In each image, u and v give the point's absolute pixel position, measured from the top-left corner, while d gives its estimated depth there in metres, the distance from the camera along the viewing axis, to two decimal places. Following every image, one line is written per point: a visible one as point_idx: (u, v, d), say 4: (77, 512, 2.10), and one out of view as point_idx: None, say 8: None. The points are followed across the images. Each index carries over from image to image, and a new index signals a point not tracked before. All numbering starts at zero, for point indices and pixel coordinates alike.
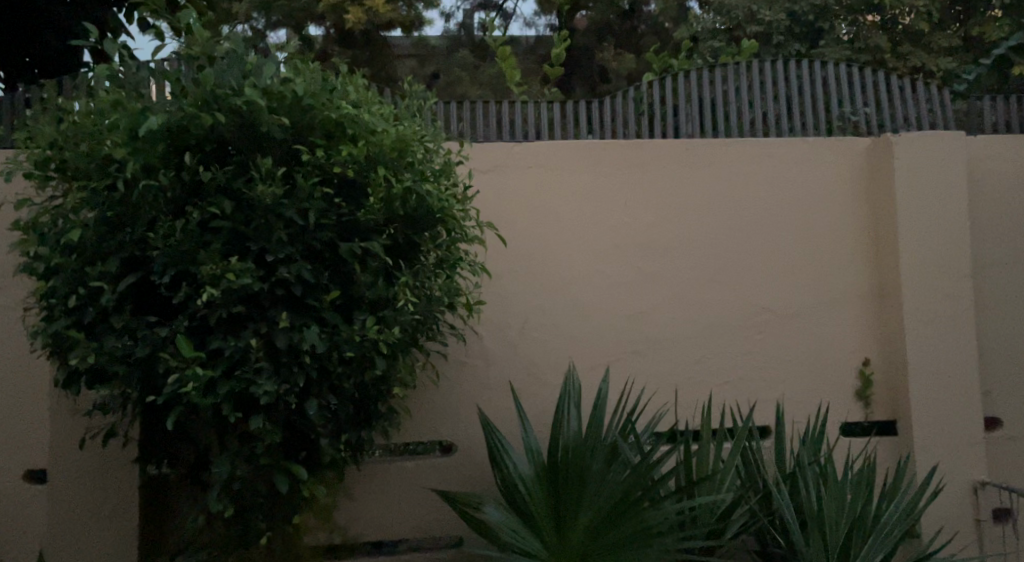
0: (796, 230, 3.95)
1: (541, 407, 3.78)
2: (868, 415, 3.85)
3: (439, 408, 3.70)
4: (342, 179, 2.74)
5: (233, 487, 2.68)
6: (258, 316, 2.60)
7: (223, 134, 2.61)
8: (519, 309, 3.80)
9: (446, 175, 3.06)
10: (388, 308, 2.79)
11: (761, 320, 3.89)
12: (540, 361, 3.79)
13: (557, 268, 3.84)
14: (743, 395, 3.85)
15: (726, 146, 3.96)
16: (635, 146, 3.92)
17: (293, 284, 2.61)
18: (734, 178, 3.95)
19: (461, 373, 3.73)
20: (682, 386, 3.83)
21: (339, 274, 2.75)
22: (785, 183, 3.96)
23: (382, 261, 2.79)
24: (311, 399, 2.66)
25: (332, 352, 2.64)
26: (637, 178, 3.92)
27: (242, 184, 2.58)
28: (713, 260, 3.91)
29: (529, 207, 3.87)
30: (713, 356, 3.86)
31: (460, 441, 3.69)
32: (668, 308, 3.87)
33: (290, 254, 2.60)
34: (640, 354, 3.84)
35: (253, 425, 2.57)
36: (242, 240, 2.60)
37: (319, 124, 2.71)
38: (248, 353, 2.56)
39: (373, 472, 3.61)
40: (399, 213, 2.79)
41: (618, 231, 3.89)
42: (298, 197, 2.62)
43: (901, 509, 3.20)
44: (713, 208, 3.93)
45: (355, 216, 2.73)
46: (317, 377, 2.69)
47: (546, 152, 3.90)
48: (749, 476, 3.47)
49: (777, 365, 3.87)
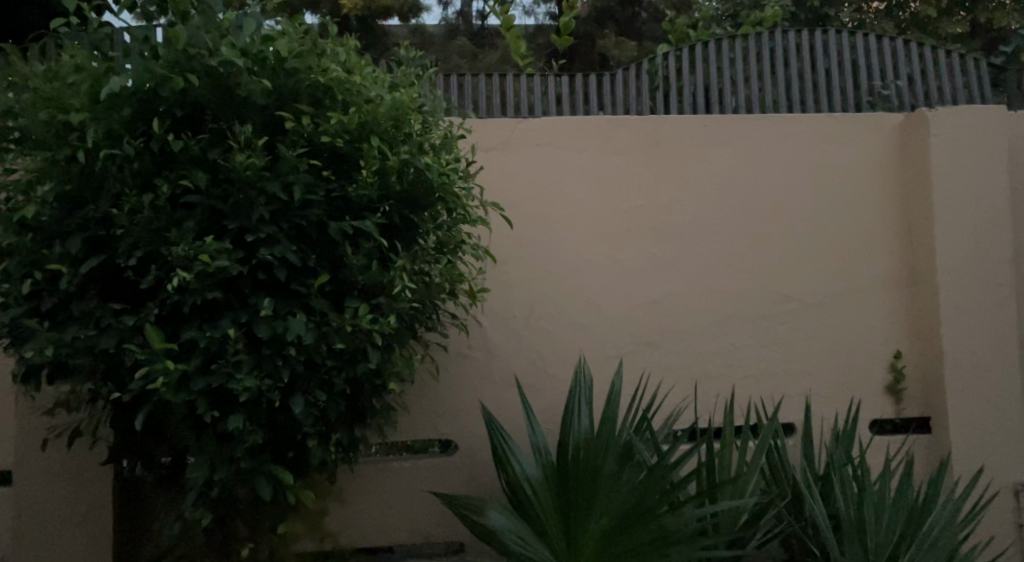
0: (823, 214, 3.67)
1: (549, 403, 3.51)
2: (900, 411, 3.58)
3: (439, 405, 3.43)
4: (332, 151, 2.46)
5: (211, 493, 2.41)
6: (238, 304, 2.33)
7: (197, 100, 2.33)
8: (525, 298, 3.53)
9: (447, 149, 2.78)
10: (383, 295, 2.51)
11: (785, 310, 3.62)
12: (548, 353, 3.52)
13: (565, 254, 3.57)
14: (766, 391, 3.58)
15: (747, 123, 3.68)
16: (649, 123, 3.65)
17: (277, 268, 2.34)
18: (757, 157, 3.68)
19: (463, 366, 3.46)
20: (701, 380, 3.57)
21: (329, 256, 2.47)
22: (810, 163, 3.69)
23: (376, 242, 2.51)
24: (298, 396, 2.39)
25: (321, 343, 2.37)
26: (652, 157, 3.64)
27: (219, 155, 2.30)
28: (733, 245, 3.64)
29: (535, 188, 3.59)
30: (735, 348, 3.59)
31: (462, 440, 3.42)
32: (685, 296, 3.60)
33: (274, 233, 2.33)
34: (655, 346, 3.57)
35: (231, 426, 2.29)
36: (218, 218, 2.33)
37: (305, 89, 2.43)
38: (226, 343, 2.30)
39: (368, 473, 3.35)
40: (395, 189, 2.51)
41: (632, 214, 3.61)
42: (282, 170, 2.34)
43: (944, 515, 2.95)
44: (734, 190, 3.66)
45: (346, 192, 2.45)
46: (304, 372, 2.40)
47: (554, 129, 3.62)
48: (776, 478, 3.22)
49: (803, 357, 3.60)
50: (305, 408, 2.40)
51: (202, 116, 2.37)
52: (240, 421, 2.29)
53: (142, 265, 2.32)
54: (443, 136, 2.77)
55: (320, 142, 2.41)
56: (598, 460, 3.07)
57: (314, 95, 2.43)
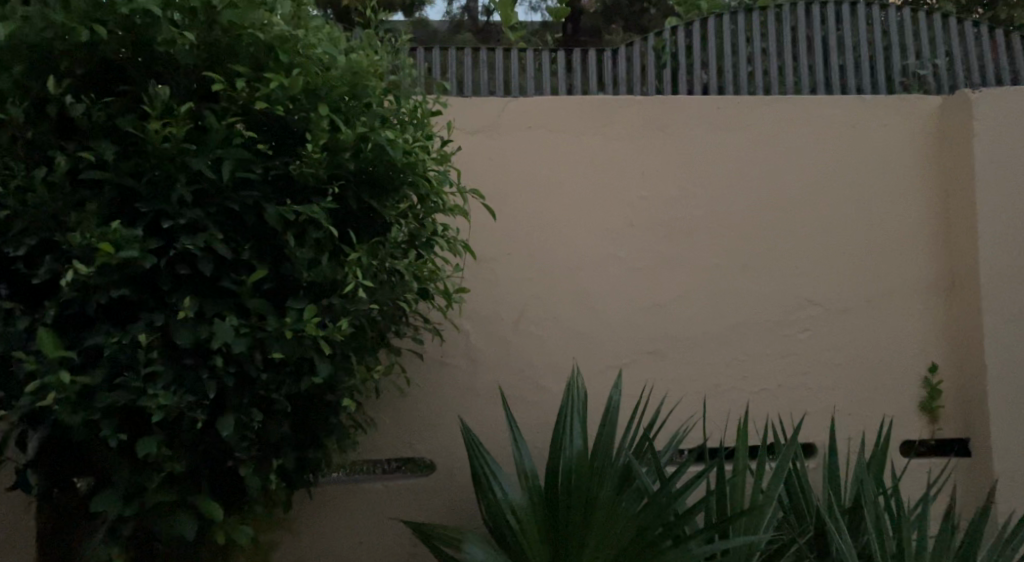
0: (850, 208, 3.26)
1: (538, 419, 3.09)
2: (935, 432, 3.17)
3: (412, 420, 3.02)
4: (274, 121, 2.06)
5: (124, 530, 2.01)
6: (155, 304, 1.94)
7: (107, 57, 1.92)
8: (512, 298, 3.13)
9: (416, 124, 2.37)
10: (334, 295, 2.11)
11: (806, 315, 3.21)
12: (536, 361, 3.11)
13: (558, 250, 3.16)
14: (785, 408, 3.17)
15: (765, 105, 3.27)
16: (655, 104, 3.24)
17: (202, 261, 1.94)
18: (774, 145, 3.27)
19: (441, 377, 3.05)
20: (710, 394, 3.15)
21: (269, 247, 2.08)
22: (836, 151, 3.28)
23: (326, 232, 2.11)
24: (227, 415, 1.98)
25: (255, 351, 1.97)
26: (657, 142, 3.24)
27: (130, 123, 1.90)
28: (748, 243, 3.22)
29: (525, 175, 3.18)
30: (748, 358, 3.17)
31: (439, 460, 3.01)
32: (693, 300, 3.19)
33: (197, 219, 1.93)
34: (659, 355, 3.15)
35: (143, 451, 1.89)
36: (132, 200, 1.93)
37: (244, 47, 2.00)
38: (139, 352, 1.90)
39: (331, 497, 2.94)
40: (350, 168, 2.11)
41: (635, 207, 3.21)
42: (209, 144, 1.93)
43: (991, 554, 2.58)
44: (749, 181, 3.25)
45: (288, 171, 2.05)
46: (235, 386, 2.00)
47: (547, 109, 3.21)
48: (795, 509, 2.80)
49: (826, 369, 3.18)
50: (236, 430, 1.99)
51: (115, 76, 1.97)
52: (153, 447, 1.89)
53: (36, 255, 1.92)
54: (412, 108, 2.36)
55: (259, 109, 2.01)
56: (592, 486, 2.68)
57: (253, 54, 2.02)
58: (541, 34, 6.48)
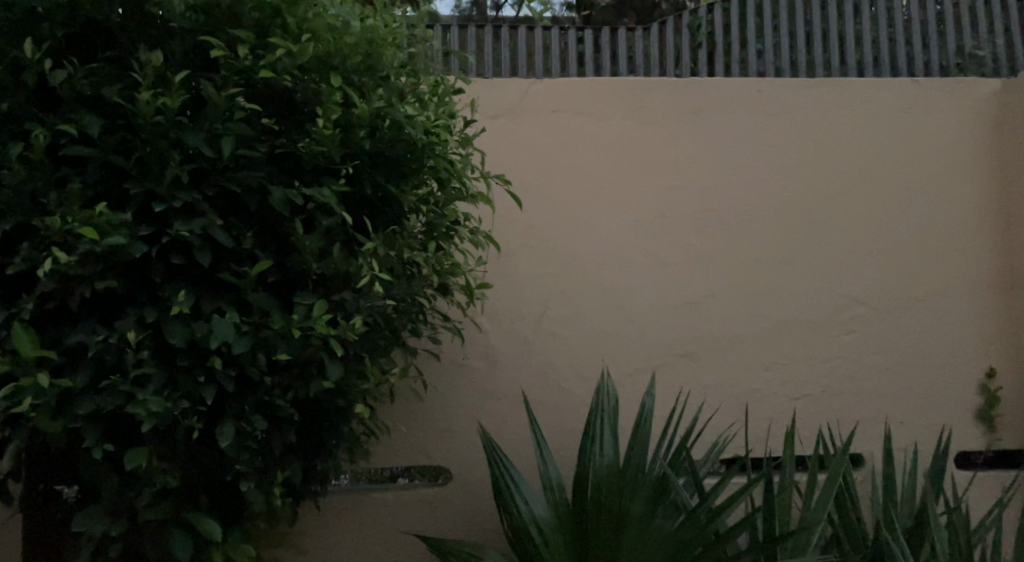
0: (900, 201, 3.02)
1: (562, 426, 2.86)
2: (993, 442, 2.92)
3: (428, 426, 2.80)
4: (279, 93, 1.83)
5: (109, 552, 1.79)
6: (146, 299, 1.72)
7: (94, 19, 1.70)
8: (535, 295, 2.90)
9: (438, 102, 2.15)
10: (346, 290, 1.89)
11: (852, 316, 2.97)
12: (561, 363, 2.88)
13: (585, 243, 2.93)
14: (830, 415, 2.93)
15: (808, 88, 3.04)
16: (689, 87, 3.01)
17: (198, 250, 1.72)
18: (819, 132, 3.04)
19: (458, 379, 2.83)
20: (750, 400, 2.91)
21: (274, 235, 1.86)
22: (886, 139, 3.04)
23: (337, 219, 1.88)
24: (226, 424, 1.76)
25: (258, 352, 1.75)
26: (692, 127, 3.01)
27: (117, 93, 1.68)
28: (789, 237, 2.99)
29: (549, 162, 2.96)
30: (790, 361, 2.94)
31: (455, 469, 2.79)
32: (731, 298, 2.95)
33: (194, 201, 1.71)
34: (693, 357, 2.92)
35: (131, 464, 1.67)
36: (120, 179, 1.71)
37: (247, 10, 1.78)
38: (126, 352, 1.68)
39: (339, 508, 2.72)
40: (366, 147, 1.88)
41: (668, 198, 2.97)
42: (208, 117, 1.71)
43: None
44: (792, 171, 3.01)
45: (296, 149, 1.82)
46: (234, 391, 1.78)
47: (574, 92, 2.99)
48: (846, 526, 2.57)
49: (875, 374, 2.95)
50: (235, 440, 1.77)
51: (100, 40, 1.76)
52: (141, 460, 1.66)
53: (11, 242, 1.70)
54: (433, 84, 2.13)
55: (263, 79, 1.79)
56: (624, 499, 2.45)
57: (257, 18, 1.80)
58: (565, 14, 6.18)
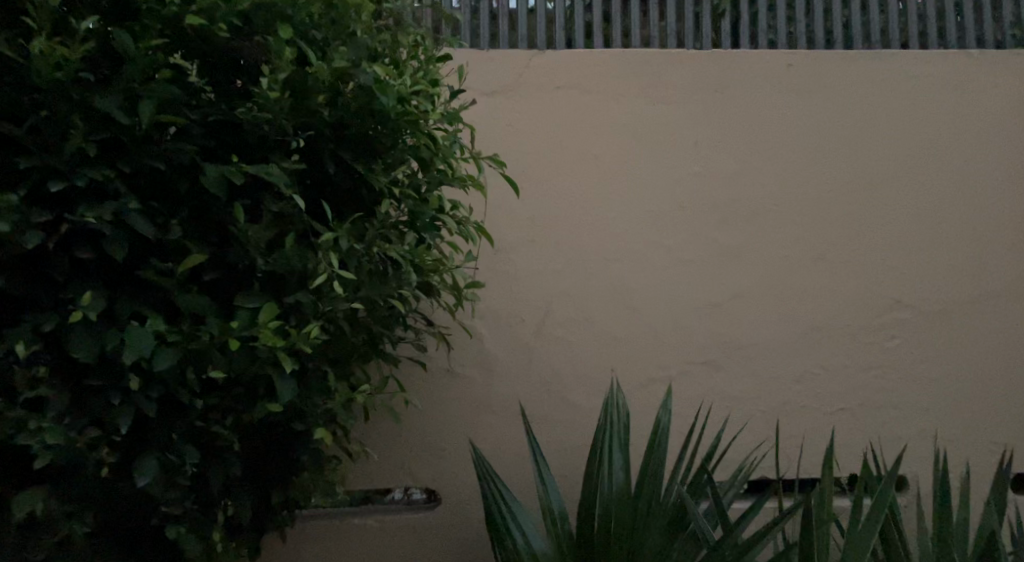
0: (954, 190, 2.68)
1: (567, 443, 2.52)
2: None
3: (413, 444, 2.46)
4: (219, 47, 1.50)
5: None
6: (48, 302, 1.39)
7: None
8: (535, 295, 2.55)
9: (418, 66, 1.79)
10: (300, 291, 1.55)
11: (894, 319, 2.63)
12: (565, 373, 2.54)
13: (592, 236, 2.59)
14: (871, 432, 2.59)
15: (845, 63, 2.70)
16: (711, 60, 2.67)
17: (112, 243, 1.37)
18: (862, 111, 2.68)
19: (449, 390, 2.49)
20: (779, 414, 2.57)
21: (213, 225, 1.52)
22: (937, 120, 2.70)
23: (287, 204, 1.54)
24: (149, 456, 1.42)
25: (188, 367, 1.42)
26: (714, 105, 2.65)
27: (6, 43, 1.34)
28: (824, 230, 2.64)
29: (552, 144, 2.61)
30: (826, 371, 2.59)
31: (445, 492, 2.45)
32: (758, 299, 2.60)
33: (104, 180, 1.37)
34: (715, 367, 2.57)
35: (23, 509, 1.34)
36: (13, 153, 1.37)
37: None
38: (17, 369, 1.35)
39: (311, 536, 2.38)
40: (325, 117, 1.54)
41: (686, 186, 2.62)
42: (122, 75, 1.37)
43: None
44: (826, 156, 2.67)
45: (235, 117, 1.49)
46: (159, 416, 1.44)
47: (581, 66, 2.64)
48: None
49: (921, 386, 2.61)
50: (160, 475, 1.44)
51: None
52: (38, 500, 1.36)
53: None
54: (412, 45, 1.78)
55: (195, 28, 1.45)
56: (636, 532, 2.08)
57: None
58: None
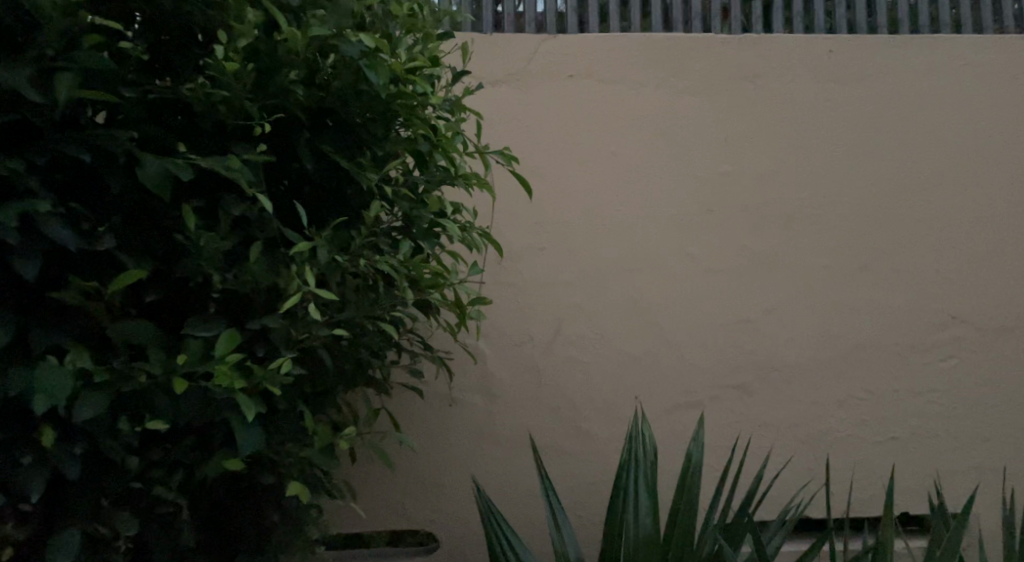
0: (1014, 192, 2.39)
1: (581, 479, 2.21)
2: None
3: (407, 480, 2.14)
4: (166, 11, 1.21)
5: None
6: None
7: None
8: (544, 310, 2.25)
9: (415, 40, 1.47)
10: (267, 313, 1.23)
11: (947, 337, 2.33)
12: (578, 399, 2.23)
13: (608, 244, 2.28)
14: (923, 464, 2.29)
15: (892, 49, 2.40)
16: (742, 45, 2.37)
17: (19, 258, 1.07)
18: (911, 103, 2.39)
19: (448, 419, 2.18)
20: (821, 444, 2.27)
21: (158, 233, 1.23)
22: (993, 115, 2.40)
23: (250, 204, 1.23)
24: (70, 529, 1.12)
25: (120, 414, 1.12)
26: (746, 97, 2.36)
27: None
28: (869, 236, 2.34)
29: (564, 139, 2.30)
30: (872, 396, 2.29)
31: (443, 535, 2.14)
32: (795, 314, 2.30)
33: (10, 176, 1.07)
34: (748, 391, 2.27)
35: None
36: None
37: None
38: None
39: None
40: (297, 98, 1.24)
41: (715, 187, 2.32)
42: (36, 39, 1.06)
43: None
44: (870, 153, 2.37)
45: (182, 95, 1.19)
46: (83, 475, 1.14)
47: (596, 51, 2.33)
48: None
49: (977, 413, 2.31)
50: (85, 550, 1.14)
51: None
52: None
53: None
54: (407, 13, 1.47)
55: None
56: None
57: None
58: None
